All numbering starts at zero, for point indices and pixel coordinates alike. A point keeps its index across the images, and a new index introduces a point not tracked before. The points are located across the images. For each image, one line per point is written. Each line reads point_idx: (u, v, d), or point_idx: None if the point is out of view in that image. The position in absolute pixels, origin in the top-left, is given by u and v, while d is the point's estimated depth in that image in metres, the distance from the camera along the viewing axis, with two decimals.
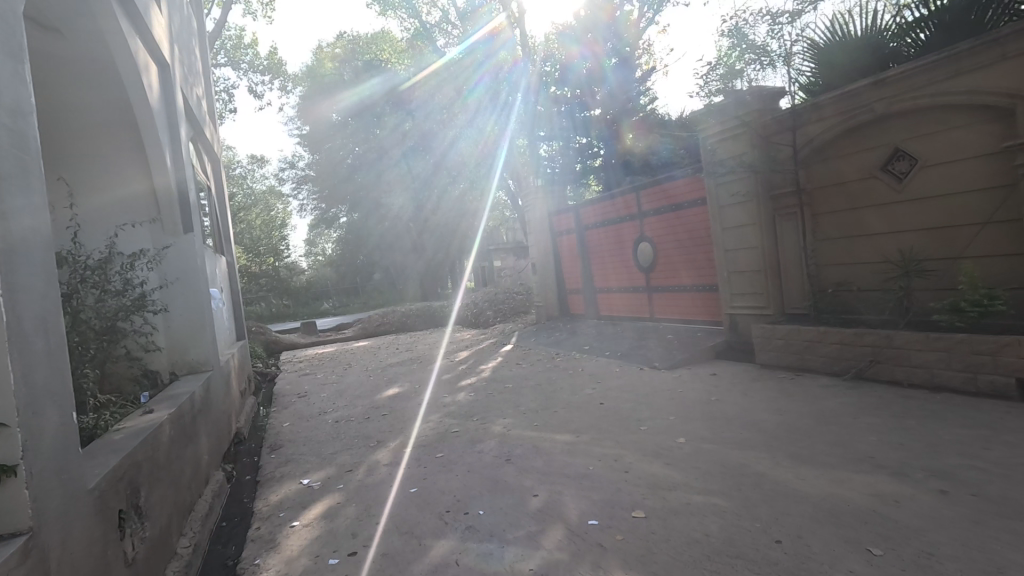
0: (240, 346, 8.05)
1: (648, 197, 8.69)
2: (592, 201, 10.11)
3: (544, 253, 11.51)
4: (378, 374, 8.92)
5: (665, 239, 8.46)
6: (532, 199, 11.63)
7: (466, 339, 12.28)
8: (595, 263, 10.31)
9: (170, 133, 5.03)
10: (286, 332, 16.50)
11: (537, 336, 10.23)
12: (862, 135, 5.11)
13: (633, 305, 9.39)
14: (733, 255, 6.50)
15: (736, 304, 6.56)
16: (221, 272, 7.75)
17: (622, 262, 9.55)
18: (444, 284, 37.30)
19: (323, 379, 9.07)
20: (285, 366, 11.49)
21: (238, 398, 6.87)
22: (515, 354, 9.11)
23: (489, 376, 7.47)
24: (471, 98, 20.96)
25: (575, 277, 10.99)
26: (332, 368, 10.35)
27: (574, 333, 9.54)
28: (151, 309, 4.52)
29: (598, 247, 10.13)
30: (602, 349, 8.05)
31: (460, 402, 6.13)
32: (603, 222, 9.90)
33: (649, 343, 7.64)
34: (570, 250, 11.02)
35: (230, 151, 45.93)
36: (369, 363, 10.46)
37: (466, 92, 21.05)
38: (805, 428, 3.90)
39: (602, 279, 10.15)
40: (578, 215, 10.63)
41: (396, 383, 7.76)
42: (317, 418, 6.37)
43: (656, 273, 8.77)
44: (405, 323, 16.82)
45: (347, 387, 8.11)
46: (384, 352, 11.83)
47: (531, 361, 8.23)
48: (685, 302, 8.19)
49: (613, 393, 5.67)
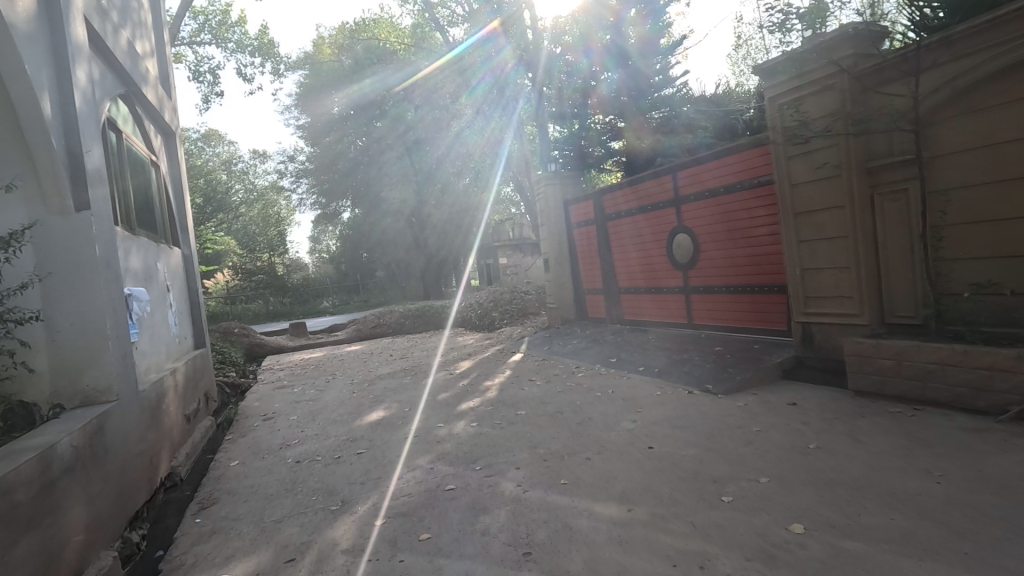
0: (197, 357, 6.67)
1: (688, 177, 7.24)
2: (616, 185, 8.65)
3: (556, 248, 10.08)
4: (364, 389, 7.50)
5: (709, 228, 7.03)
6: (543, 187, 10.16)
7: (469, 345, 10.85)
8: (618, 259, 8.87)
9: (58, 71, 3.68)
10: (274, 333, 15.18)
11: (551, 343, 8.80)
12: (1013, 80, 3.70)
13: (665, 309, 7.96)
14: (809, 248, 5.09)
15: (811, 310, 5.14)
16: (171, 269, 6.37)
17: (652, 256, 8.10)
18: (447, 282, 35.88)
19: (298, 394, 7.67)
20: (264, 375, 10.12)
21: (183, 424, 5.49)
22: (526, 365, 7.69)
23: (495, 396, 6.05)
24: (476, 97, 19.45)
25: (594, 275, 9.55)
26: (313, 379, 8.95)
27: (596, 341, 8.11)
28: (4, 315, 3.12)
29: (622, 240, 8.69)
30: (634, 363, 6.61)
31: (459, 437, 4.71)
32: (629, 209, 8.44)
33: (693, 357, 6.20)
34: (588, 244, 9.57)
35: (230, 145, 44.81)
36: (357, 373, 9.08)
37: (472, 90, 19.44)
38: (999, 516, 2.46)
39: (626, 277, 8.72)
40: (598, 203, 9.18)
41: (382, 404, 6.34)
42: (275, 455, 4.96)
43: (696, 270, 7.34)
44: (403, 325, 15.42)
45: (322, 407, 6.68)
46: (377, 359, 10.43)
47: (546, 376, 6.82)
48: (735, 305, 6.76)
49: (662, 430, 4.26)
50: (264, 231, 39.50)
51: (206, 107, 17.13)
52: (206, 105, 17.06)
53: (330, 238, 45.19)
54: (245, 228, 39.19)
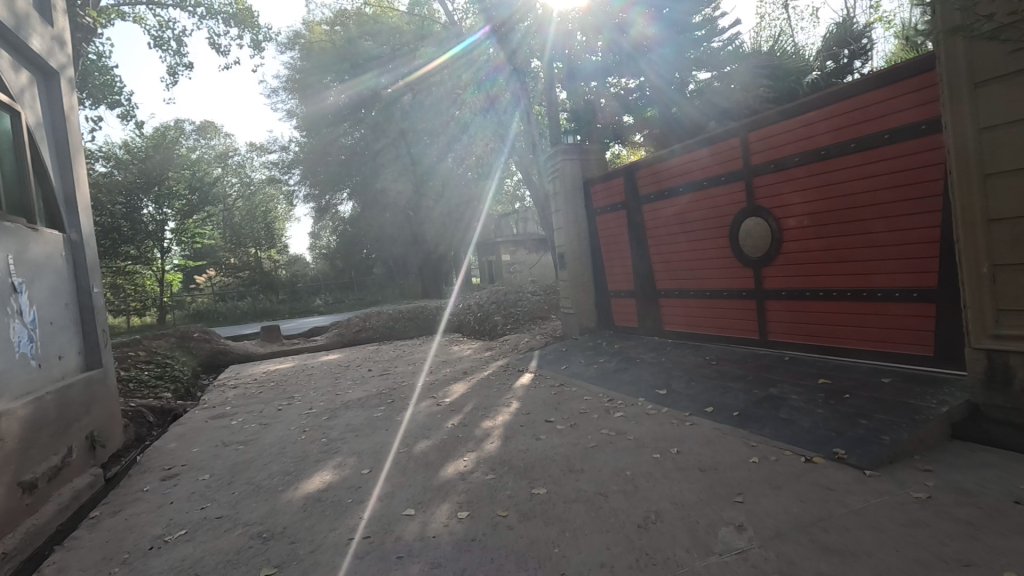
0: (80, 385, 4.74)
1: (764, 138, 5.19)
2: (658, 155, 6.62)
3: (575, 239, 8.10)
4: (318, 426, 5.53)
5: (793, 210, 5.01)
6: (557, 163, 8.15)
7: (465, 357, 8.92)
8: (657, 252, 6.86)
9: None
10: (245, 337, 13.33)
11: (569, 361, 6.84)
12: None
13: (723, 321, 5.92)
14: (1009, 231, 3.14)
15: (1009, 330, 3.19)
16: (35, 259, 4.46)
17: (704, 249, 6.08)
18: (448, 279, 34.07)
19: (230, 431, 5.70)
20: (211, 393, 8.19)
21: (19, 497, 3.57)
22: (538, 394, 5.73)
23: (498, 452, 4.10)
24: (482, 94, 18.01)
25: (624, 273, 7.54)
26: (265, 403, 7.00)
27: (631, 361, 6.14)
28: None
29: (664, 228, 6.68)
30: (695, 399, 4.64)
31: (438, 549, 2.75)
32: (675, 187, 6.41)
33: (786, 394, 4.23)
34: (616, 236, 7.59)
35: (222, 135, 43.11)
36: (322, 394, 7.13)
37: (479, 89, 17.95)
38: None
39: (669, 276, 6.70)
40: (631, 180, 7.17)
41: (334, 458, 4.39)
42: (137, 564, 3.02)
43: (774, 268, 5.28)
44: (393, 329, 13.53)
45: (251, 458, 4.71)
46: (352, 375, 8.49)
47: (568, 415, 4.87)
48: (837, 318, 4.75)
49: (807, 561, 2.30)
50: (255, 225, 37.58)
51: (174, 83, 15.21)
52: (173, 78, 15.10)
53: (326, 233, 43.43)
54: (236, 222, 37.33)
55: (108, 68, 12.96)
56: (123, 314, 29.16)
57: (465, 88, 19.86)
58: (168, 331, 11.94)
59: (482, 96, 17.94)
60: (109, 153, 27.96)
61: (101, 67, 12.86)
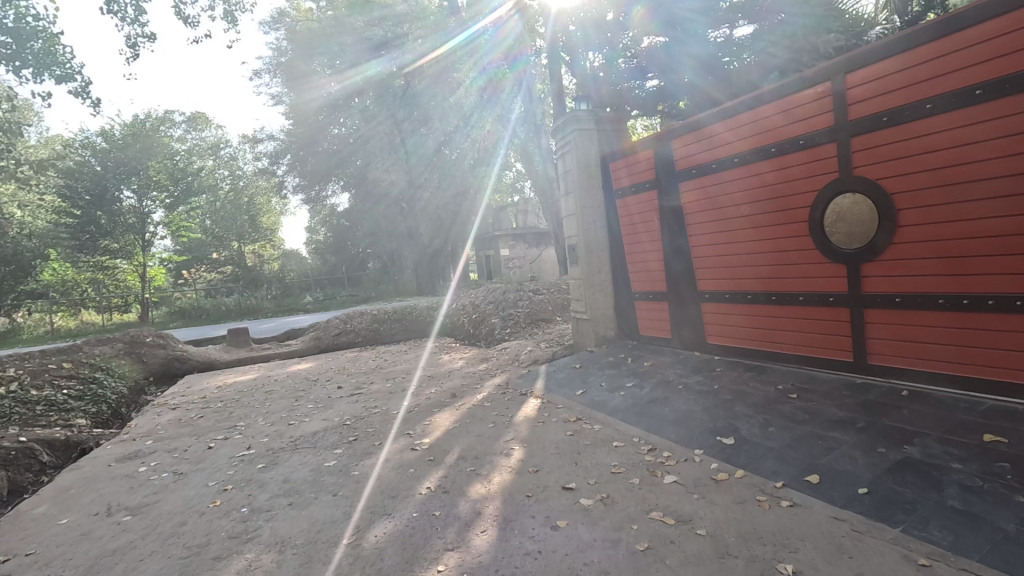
0: None
1: (876, 78, 3.65)
2: (705, 117, 5.09)
3: (591, 227, 6.57)
4: (246, 481, 4.01)
5: (916, 181, 3.50)
6: (568, 135, 6.62)
7: (456, 371, 7.42)
8: (699, 243, 5.34)
9: None
10: (210, 340, 11.82)
11: (585, 383, 5.35)
12: None
13: (797, 334, 4.41)
14: None
15: None
16: None
17: (769, 239, 4.57)
18: (445, 275, 32.59)
19: (130, 486, 4.18)
20: (143, 417, 6.68)
21: None
22: (549, 436, 4.23)
23: (491, 556, 2.58)
24: (478, 73, 16.46)
25: (652, 270, 6.04)
26: (197, 435, 5.50)
27: (670, 388, 4.64)
28: None
29: (710, 211, 5.15)
30: (785, 460, 3.13)
31: None
32: (727, 157, 4.89)
33: (941, 461, 2.72)
34: (642, 223, 6.09)
35: (210, 124, 41.45)
36: (271, 424, 5.62)
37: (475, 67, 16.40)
38: None
39: (716, 273, 5.17)
40: (666, 151, 5.64)
41: (246, 554, 2.87)
42: None
43: (877, 263, 3.76)
44: (378, 332, 12.01)
45: (129, 544, 3.19)
46: (317, 394, 6.97)
47: (595, 477, 3.37)
48: (988, 339, 3.25)
49: None
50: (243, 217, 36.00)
51: (136, 56, 13.72)
52: (134, 50, 13.53)
53: (318, 226, 41.86)
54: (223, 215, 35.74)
55: (55, 36, 11.49)
56: (104, 311, 27.69)
57: (461, 67, 18.32)
58: (117, 334, 10.42)
59: (478, 75, 16.39)
60: (86, 140, 26.38)
61: (47, 34, 11.40)
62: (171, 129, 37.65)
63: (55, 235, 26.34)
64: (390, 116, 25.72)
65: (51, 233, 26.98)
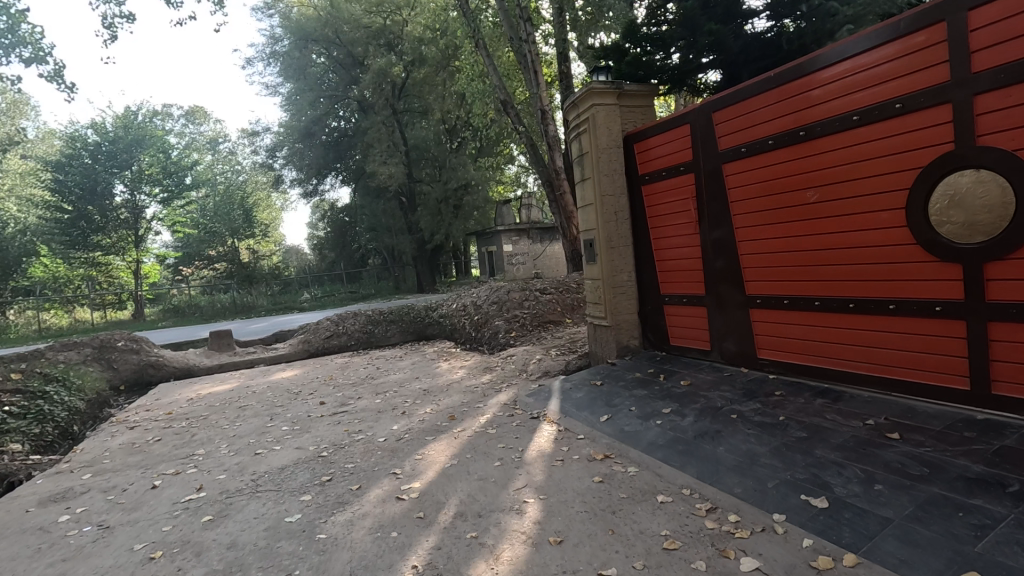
0: None
1: (1008, 17, 2.72)
2: (756, 84, 4.17)
3: (611, 220, 5.65)
4: (181, 545, 3.10)
5: None
6: (585, 112, 5.69)
7: (455, 385, 6.51)
8: (746, 236, 4.44)
9: None
10: (190, 343, 10.92)
11: (609, 407, 4.43)
12: None
13: (882, 351, 3.51)
14: None
15: None
16: None
17: (844, 232, 3.66)
18: (447, 271, 31.67)
19: (37, 547, 3.29)
20: (94, 439, 5.77)
21: None
22: (571, 485, 3.31)
23: None
24: (479, 57, 15.50)
25: (687, 269, 5.14)
26: (144, 467, 4.59)
27: (720, 419, 3.72)
28: None
29: (762, 197, 4.25)
30: (914, 541, 2.21)
31: None
32: (788, 132, 3.96)
33: None
34: (676, 213, 5.19)
35: (206, 117, 40.58)
36: (234, 454, 4.72)
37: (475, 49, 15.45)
38: None
39: (769, 273, 4.27)
40: (704, 127, 4.73)
41: None
42: None
43: (1005, 263, 2.84)
44: (372, 335, 11.11)
45: None
46: (295, 411, 6.07)
47: (641, 558, 2.45)
48: None
49: None
50: None
51: (114, 38, 12.86)
52: (111, 31, 12.67)
53: (317, 221, 40.97)
54: None
55: (21, 12, 10.70)
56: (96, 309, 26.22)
57: (462, 51, 17.37)
58: (85, 338, 9.50)
59: (480, 59, 15.45)
60: (75, 132, 25.48)
61: (12, 10, 10.61)
62: (165, 121, 36.73)
63: (45, 230, 25.47)
64: (388, 107, 24.79)
65: (40, 227, 26.10)
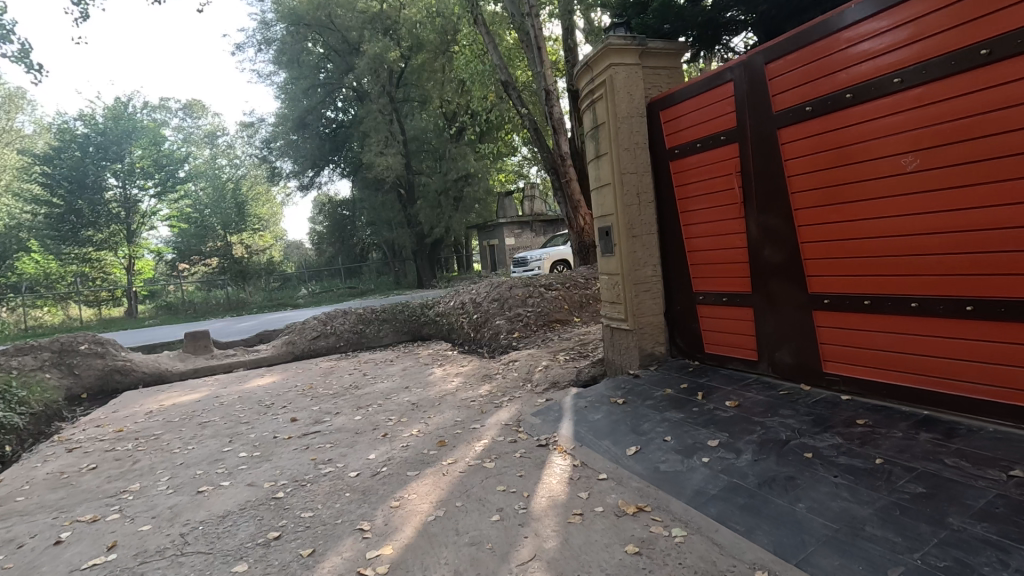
0: None
1: None
2: (828, 22, 3.26)
3: (633, 203, 4.73)
4: None
5: None
6: (601, 74, 4.76)
7: (448, 397, 5.60)
8: (808, 220, 3.53)
9: None
10: (165, 345, 10.05)
11: (637, 436, 3.52)
12: None
13: (1015, 369, 2.61)
14: None
15: None
16: None
17: (958, 210, 2.75)
18: (448, 266, 30.78)
19: None
20: (22, 466, 4.88)
21: None
22: (595, 559, 2.40)
23: None
24: (479, 36, 14.54)
25: (726, 262, 4.23)
26: (59, 510, 3.70)
27: (790, 459, 2.80)
28: None
29: (829, 169, 3.36)
30: None
31: None
32: (875, 81, 3.04)
33: None
34: (712, 193, 4.27)
35: (202, 110, 39.67)
36: (172, 491, 3.83)
37: (475, 28, 14.49)
38: None
39: (840, 266, 3.37)
40: (750, 86, 3.83)
41: None
42: None
43: None
44: (364, 335, 10.21)
45: None
46: (262, 430, 5.19)
47: None
48: None
49: None
50: None
51: (85, 16, 11.95)
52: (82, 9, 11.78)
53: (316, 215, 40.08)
54: None
55: None
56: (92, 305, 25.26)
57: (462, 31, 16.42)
58: (45, 341, 8.65)
59: (480, 39, 14.50)
60: (63, 124, 24.53)
61: None
62: (159, 114, 35.81)
63: (33, 225, 24.66)
64: (385, 95, 23.84)
65: (29, 222, 25.30)
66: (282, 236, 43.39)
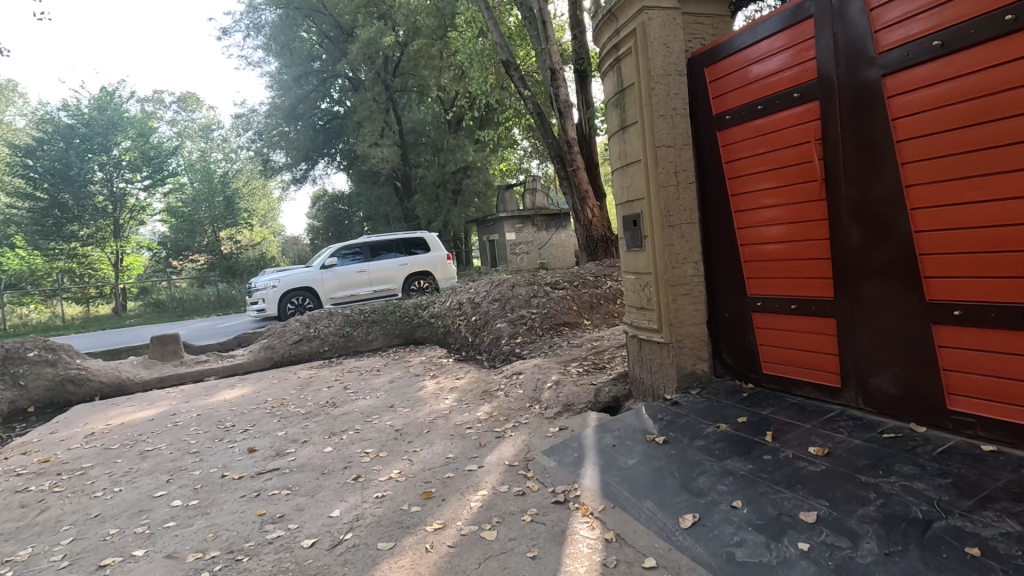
0: None
1: None
2: None
3: (670, 184, 3.76)
4: None
5: None
6: (629, 22, 3.79)
7: (438, 422, 4.63)
8: (924, 200, 2.59)
9: None
10: (131, 350, 9.11)
11: (694, 500, 2.54)
12: None
13: None
14: None
15: None
16: None
17: None
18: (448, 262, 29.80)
19: None
20: None
21: None
22: None
23: None
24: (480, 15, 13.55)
25: (795, 257, 3.27)
26: None
27: (944, 559, 1.85)
28: None
29: (965, 127, 2.42)
30: None
31: None
32: None
33: None
34: (776, 167, 3.30)
35: (197, 102, 38.68)
36: (66, 565, 2.87)
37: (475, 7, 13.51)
38: None
39: (977, 264, 2.43)
40: (835, 23, 2.88)
41: None
42: None
43: None
44: (352, 339, 9.25)
45: None
46: (211, 465, 4.22)
47: None
48: None
49: None
50: None
51: None
52: None
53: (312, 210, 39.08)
54: None
55: None
56: (82, 303, 24.16)
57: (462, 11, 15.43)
58: None
59: (480, 18, 13.52)
60: (46, 114, 23.48)
61: None
62: (151, 107, 34.80)
63: (16, 220, 23.63)
64: (381, 83, 22.83)
65: (12, 217, 24.26)
66: (279, 231, 42.39)
